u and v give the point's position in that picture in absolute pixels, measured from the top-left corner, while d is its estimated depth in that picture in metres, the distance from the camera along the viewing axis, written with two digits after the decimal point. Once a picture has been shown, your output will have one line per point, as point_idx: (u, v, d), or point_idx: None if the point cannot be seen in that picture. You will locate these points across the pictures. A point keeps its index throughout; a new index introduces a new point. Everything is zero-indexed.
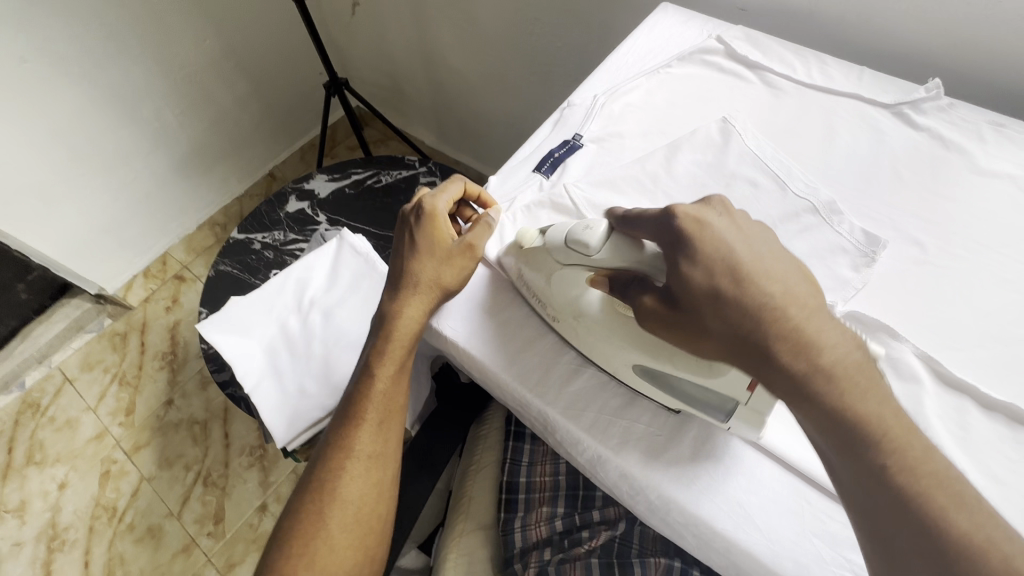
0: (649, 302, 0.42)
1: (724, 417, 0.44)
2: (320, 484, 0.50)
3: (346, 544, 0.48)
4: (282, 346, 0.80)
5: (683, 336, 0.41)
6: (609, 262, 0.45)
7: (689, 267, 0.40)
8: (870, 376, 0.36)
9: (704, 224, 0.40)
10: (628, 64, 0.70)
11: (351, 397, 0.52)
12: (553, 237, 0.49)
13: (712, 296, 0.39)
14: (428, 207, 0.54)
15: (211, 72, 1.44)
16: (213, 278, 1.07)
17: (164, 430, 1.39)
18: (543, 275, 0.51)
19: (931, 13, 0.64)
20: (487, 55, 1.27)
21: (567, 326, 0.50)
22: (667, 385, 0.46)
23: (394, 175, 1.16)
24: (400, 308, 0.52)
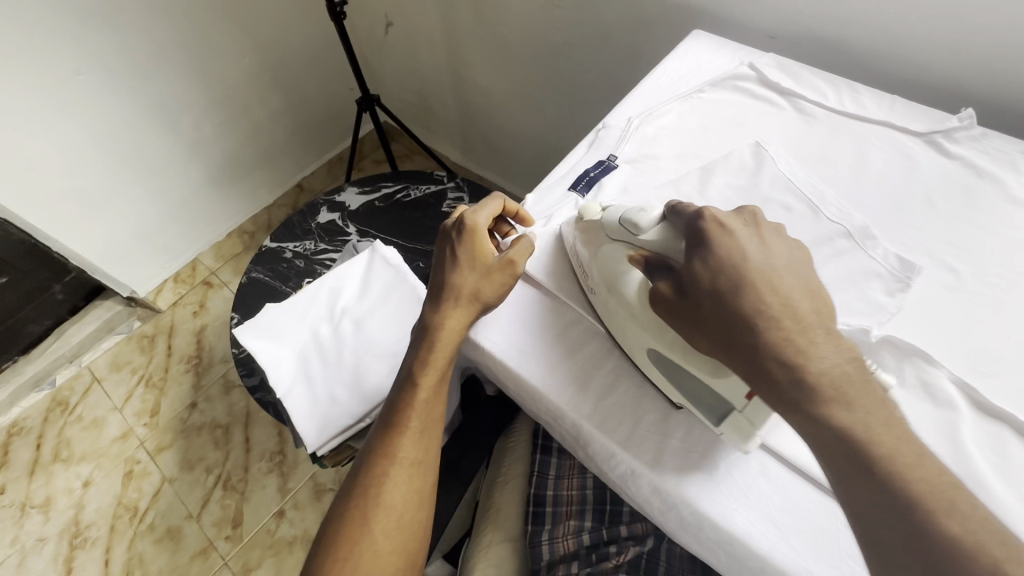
0: (663, 288, 0.45)
1: (716, 420, 0.45)
2: (362, 489, 0.51)
3: (389, 549, 0.49)
4: (314, 353, 0.82)
5: (684, 324, 0.44)
6: (654, 244, 0.49)
7: (700, 263, 0.43)
8: (865, 391, 0.38)
9: (727, 228, 0.44)
10: (661, 88, 0.72)
11: (393, 405, 0.54)
12: (611, 214, 0.52)
13: (717, 294, 0.42)
14: (470, 223, 0.56)
15: (249, 86, 1.50)
16: (245, 285, 1.10)
17: (186, 433, 1.41)
18: (592, 248, 0.54)
19: (962, 46, 0.65)
20: (516, 75, 1.31)
21: (600, 299, 0.52)
22: (685, 387, 0.46)
23: (423, 190, 1.19)
24: (442, 320, 0.54)
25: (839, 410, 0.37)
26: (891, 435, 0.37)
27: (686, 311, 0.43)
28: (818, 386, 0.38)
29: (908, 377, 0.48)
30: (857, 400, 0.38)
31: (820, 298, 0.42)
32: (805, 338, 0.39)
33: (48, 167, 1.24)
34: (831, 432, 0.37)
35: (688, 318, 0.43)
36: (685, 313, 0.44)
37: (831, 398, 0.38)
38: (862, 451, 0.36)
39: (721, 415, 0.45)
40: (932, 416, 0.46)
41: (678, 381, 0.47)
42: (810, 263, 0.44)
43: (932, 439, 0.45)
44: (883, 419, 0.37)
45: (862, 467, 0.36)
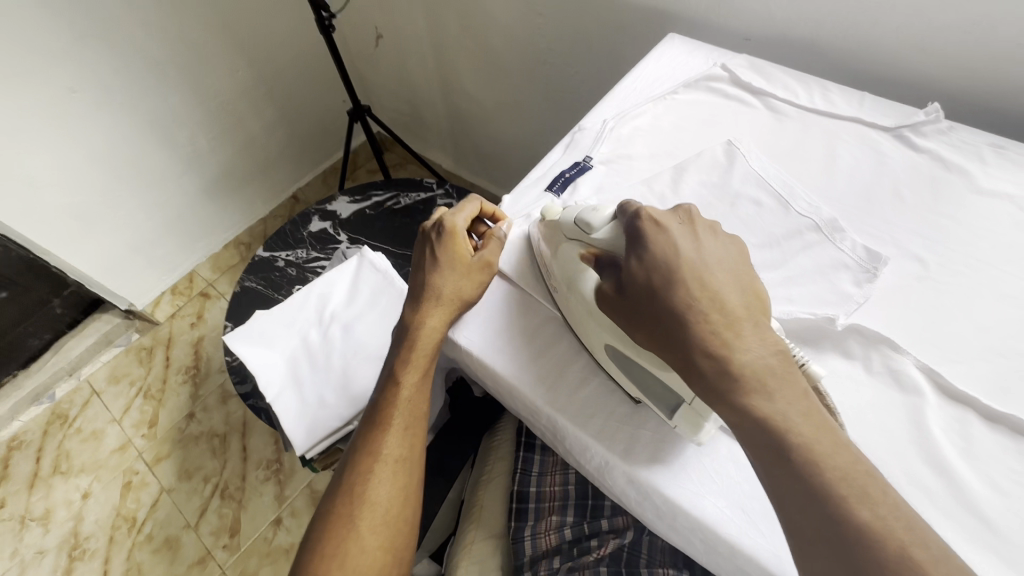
0: (607, 289, 0.48)
1: (669, 411, 0.46)
2: (348, 487, 0.52)
3: (376, 545, 0.50)
4: (303, 358, 0.83)
5: (624, 320, 0.46)
6: (605, 242, 0.50)
7: (635, 263, 0.45)
8: (786, 380, 0.39)
9: (657, 227, 0.46)
10: (636, 90, 0.74)
11: (377, 403, 0.55)
12: (566, 217, 0.53)
13: (648, 291, 0.44)
14: (449, 225, 0.58)
15: (242, 100, 1.52)
16: (239, 294, 1.11)
17: (184, 443, 1.42)
18: (553, 247, 0.54)
19: (927, 43, 0.67)
20: (503, 82, 1.33)
21: (562, 296, 0.53)
22: (633, 373, 0.48)
23: (413, 197, 1.21)
24: (422, 319, 0.55)
25: (759, 401, 0.38)
26: (811, 424, 0.37)
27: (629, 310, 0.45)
28: (739, 376, 0.39)
29: (874, 365, 0.49)
30: (778, 391, 0.39)
31: (751, 292, 0.44)
32: (732, 331, 0.41)
33: (46, 183, 1.27)
34: (743, 404, 0.39)
35: (630, 317, 0.45)
36: (626, 311, 0.46)
37: (751, 389, 0.39)
38: (778, 439, 0.37)
39: (673, 407, 0.46)
40: (898, 403, 0.47)
41: (643, 387, 0.48)
42: (744, 262, 0.46)
43: (899, 425, 0.46)
44: (807, 410, 0.38)
45: (784, 454, 0.37)
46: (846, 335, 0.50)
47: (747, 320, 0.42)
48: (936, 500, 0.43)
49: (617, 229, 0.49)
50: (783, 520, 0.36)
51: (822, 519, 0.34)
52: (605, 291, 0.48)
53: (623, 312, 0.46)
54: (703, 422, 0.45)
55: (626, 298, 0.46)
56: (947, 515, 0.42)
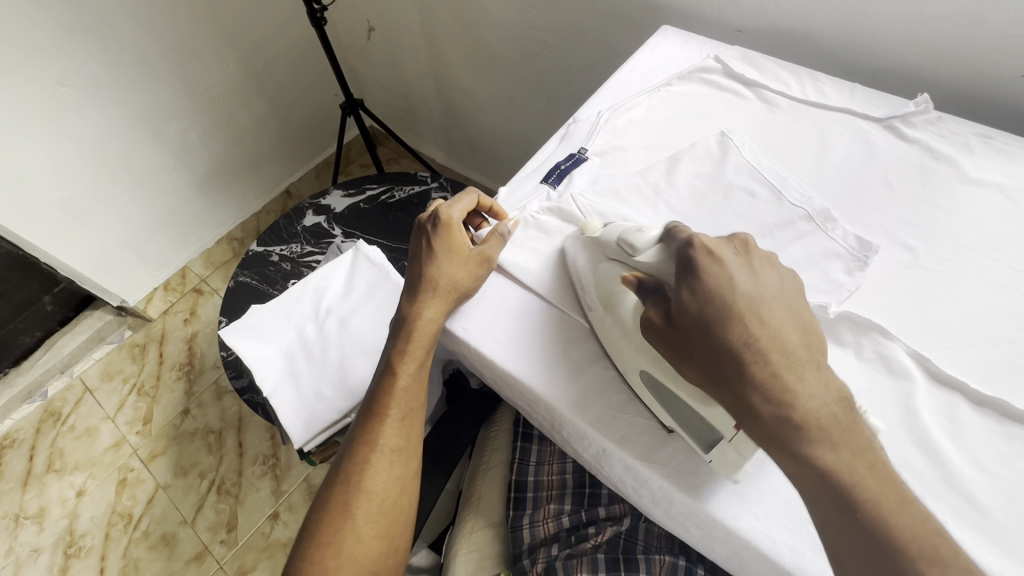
0: (653, 318, 0.46)
1: (706, 447, 0.45)
2: (346, 477, 0.53)
3: (372, 532, 0.51)
4: (300, 351, 0.84)
5: (677, 356, 0.44)
6: (651, 265, 0.48)
7: (689, 295, 0.43)
8: (849, 427, 0.38)
9: (712, 259, 0.43)
10: (630, 83, 0.74)
11: (373, 394, 0.55)
12: (609, 237, 0.54)
13: (703, 326, 0.42)
14: (446, 218, 0.58)
15: (233, 94, 1.51)
16: (233, 289, 1.11)
17: (179, 439, 1.42)
18: (592, 266, 0.55)
19: (916, 34, 0.67)
20: (497, 76, 1.33)
21: (598, 318, 0.53)
22: (668, 399, 0.47)
23: (407, 191, 1.21)
24: (418, 310, 0.56)
25: (824, 452, 0.38)
26: (874, 475, 0.37)
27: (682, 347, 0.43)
28: (804, 427, 0.38)
29: (865, 350, 0.50)
30: (842, 441, 0.38)
31: (807, 331, 0.42)
32: (793, 374, 0.39)
33: (36, 178, 1.25)
34: (805, 455, 0.38)
35: (683, 353, 0.43)
36: (680, 346, 0.43)
37: (814, 438, 0.38)
38: (841, 494, 0.37)
39: (711, 442, 0.45)
40: (889, 388, 0.48)
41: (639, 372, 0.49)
42: (798, 298, 0.44)
43: (890, 410, 0.47)
44: (870, 464, 0.38)
45: (847, 508, 0.37)
46: (837, 322, 0.51)
47: (807, 363, 0.40)
48: (925, 482, 0.44)
49: (667, 255, 0.47)
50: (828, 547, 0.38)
51: (871, 560, 0.36)
52: (651, 321, 0.45)
53: (676, 348, 0.43)
54: (743, 464, 0.43)
55: (680, 333, 0.43)
56: (935, 495, 0.43)
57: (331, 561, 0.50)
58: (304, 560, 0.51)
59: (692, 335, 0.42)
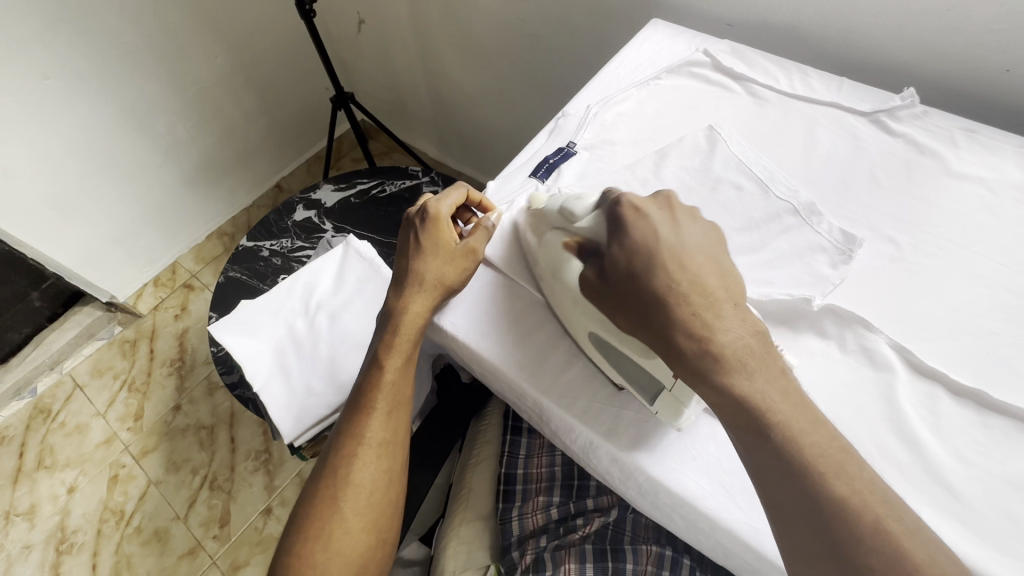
0: (591, 276, 0.49)
1: (650, 399, 0.48)
2: (333, 471, 0.53)
3: (360, 525, 0.52)
4: (290, 347, 0.84)
5: (616, 307, 0.47)
6: (588, 230, 0.52)
7: (617, 249, 0.47)
8: (761, 358, 0.41)
9: (637, 215, 0.47)
10: (619, 76, 0.74)
11: (360, 388, 0.55)
12: (550, 207, 0.56)
13: (630, 276, 0.45)
14: (433, 213, 0.58)
15: (222, 88, 1.50)
16: (223, 284, 1.10)
17: (171, 435, 1.42)
18: (538, 237, 0.57)
19: (903, 28, 0.68)
20: (487, 69, 1.32)
21: (548, 285, 0.55)
22: (615, 359, 0.50)
23: (398, 185, 1.20)
24: (405, 305, 0.56)
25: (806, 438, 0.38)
26: (793, 405, 0.39)
27: (619, 297, 0.46)
28: (720, 358, 0.41)
29: (848, 343, 0.50)
30: (757, 370, 0.40)
31: (728, 275, 0.45)
32: (711, 313, 0.42)
33: (21, 172, 1.24)
34: (725, 386, 0.40)
35: (620, 303, 0.46)
36: (620, 295, 0.46)
37: (731, 369, 0.41)
38: (760, 420, 0.39)
39: (654, 393, 0.48)
40: (871, 380, 0.48)
41: (609, 356, 0.50)
42: (721, 246, 0.47)
43: (872, 401, 0.48)
44: (783, 390, 0.40)
45: (764, 433, 0.39)
46: (822, 316, 0.51)
47: (726, 303, 0.43)
48: (906, 471, 0.44)
49: (599, 218, 0.51)
50: (761, 492, 0.39)
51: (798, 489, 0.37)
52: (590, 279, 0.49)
53: (616, 300, 0.47)
54: (682, 409, 0.47)
55: (615, 282, 0.47)
56: (915, 484, 0.44)
57: (320, 554, 0.51)
58: (294, 554, 0.51)
59: (627, 284, 0.46)
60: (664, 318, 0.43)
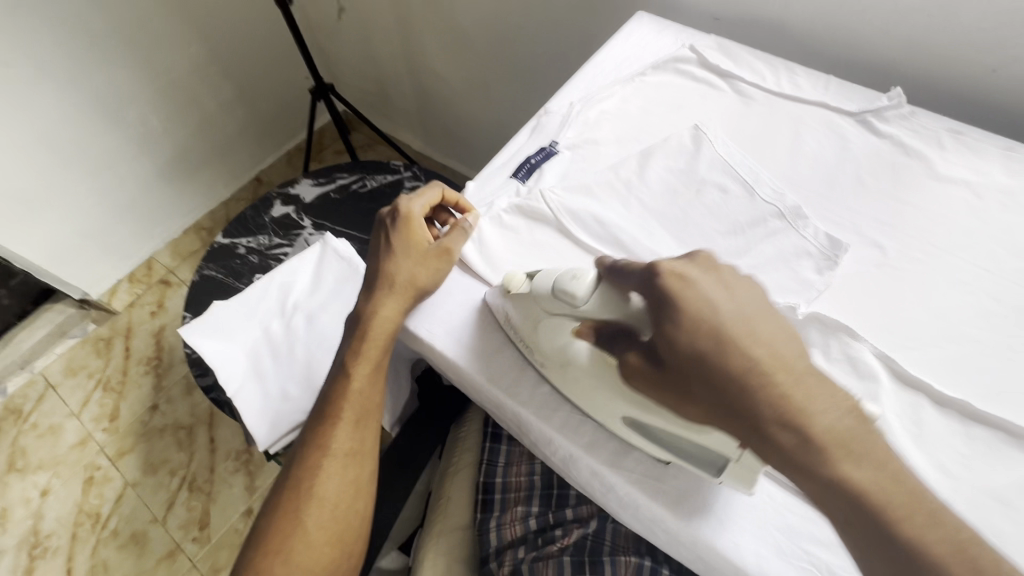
0: (635, 362, 0.41)
1: (716, 472, 0.42)
2: (298, 481, 0.52)
3: (323, 538, 0.51)
4: (265, 349, 0.81)
5: (670, 397, 0.39)
6: (597, 314, 0.43)
7: (672, 330, 0.37)
8: (866, 435, 0.34)
9: (680, 288, 0.38)
10: (604, 72, 0.72)
11: (328, 397, 0.55)
12: (543, 284, 0.47)
13: (696, 360, 0.36)
14: (406, 213, 0.57)
15: (197, 77, 1.45)
16: (198, 282, 1.07)
17: (148, 436, 1.38)
18: (534, 318, 0.49)
19: (890, 25, 0.66)
20: (471, 61, 1.29)
21: (555, 371, 0.49)
22: (656, 436, 0.44)
23: (379, 180, 1.17)
24: (373, 310, 0.55)
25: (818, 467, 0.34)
26: (903, 489, 0.33)
27: (674, 388, 0.38)
28: (825, 449, 0.33)
29: (832, 351, 0.49)
30: (863, 453, 0.34)
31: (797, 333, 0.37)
32: (801, 391, 0.34)
33: None
34: (831, 480, 0.33)
35: (674, 396, 0.39)
36: (673, 388, 0.39)
37: (836, 457, 0.33)
38: (879, 520, 0.32)
39: (718, 466, 0.42)
40: (855, 390, 0.48)
41: (647, 435, 0.45)
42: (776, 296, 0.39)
43: None
44: (891, 472, 0.33)
45: (885, 533, 0.32)
46: (807, 324, 0.50)
47: (809, 374, 0.35)
48: None
49: (630, 290, 0.41)
50: None
51: None
52: (633, 367, 0.41)
53: (667, 391, 0.39)
54: (755, 476, 0.40)
55: (669, 372, 0.38)
56: None
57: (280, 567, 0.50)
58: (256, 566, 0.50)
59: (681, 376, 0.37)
60: (729, 411, 0.36)
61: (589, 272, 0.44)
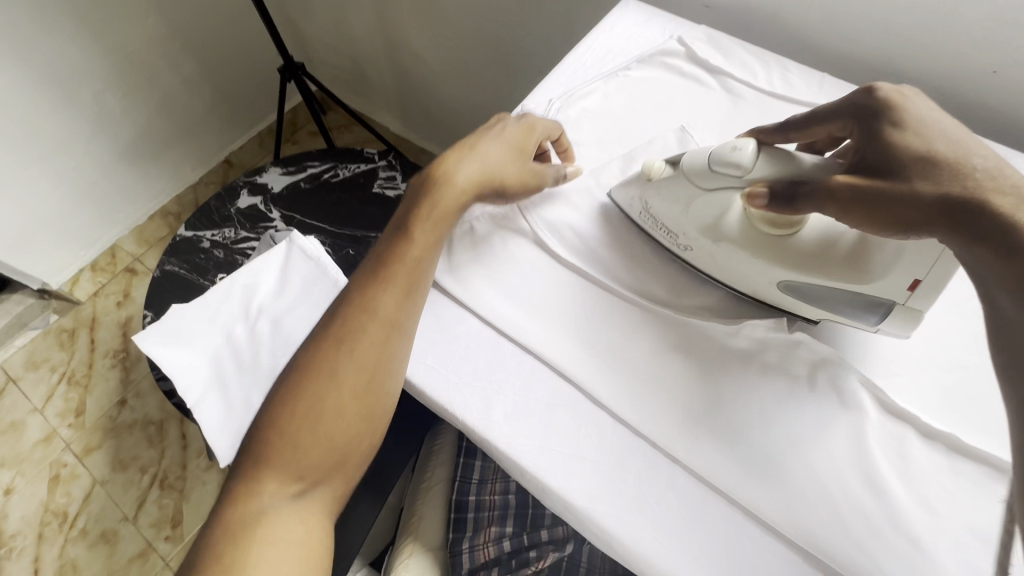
0: (841, 180, 0.41)
1: (877, 319, 0.46)
2: (338, 330, 0.48)
3: (353, 409, 0.46)
4: (228, 357, 0.77)
5: (867, 213, 0.40)
6: (769, 174, 0.45)
7: (895, 131, 0.41)
8: None
9: (904, 101, 0.43)
10: (585, 66, 0.67)
11: (381, 263, 0.51)
12: (694, 161, 0.48)
13: (922, 159, 0.39)
14: (526, 118, 0.57)
15: (155, 53, 1.35)
16: (159, 279, 1.01)
17: (117, 432, 1.34)
18: (680, 199, 0.50)
19: (890, 21, 0.62)
20: (452, 41, 1.22)
21: (702, 252, 0.51)
22: (816, 296, 0.47)
23: (352, 169, 1.12)
24: (447, 180, 0.52)
25: None
26: None
27: (880, 198, 0.39)
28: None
29: (819, 382, 0.47)
30: None
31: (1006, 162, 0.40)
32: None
33: None
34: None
35: (878, 206, 0.40)
36: (881, 193, 0.39)
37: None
38: None
39: (884, 313, 0.46)
40: (841, 421, 0.45)
41: (809, 297, 0.48)
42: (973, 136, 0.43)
43: (840, 443, 0.45)
44: None
45: None
46: (792, 352, 0.48)
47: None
48: (874, 523, 0.42)
49: (838, 126, 0.46)
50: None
51: None
52: (834, 188, 0.41)
53: (877, 207, 0.40)
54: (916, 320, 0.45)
55: (877, 174, 0.41)
56: (881, 539, 0.41)
57: (301, 419, 0.45)
58: (276, 430, 0.46)
59: (894, 178, 0.39)
60: (936, 201, 0.37)
61: (751, 142, 0.45)
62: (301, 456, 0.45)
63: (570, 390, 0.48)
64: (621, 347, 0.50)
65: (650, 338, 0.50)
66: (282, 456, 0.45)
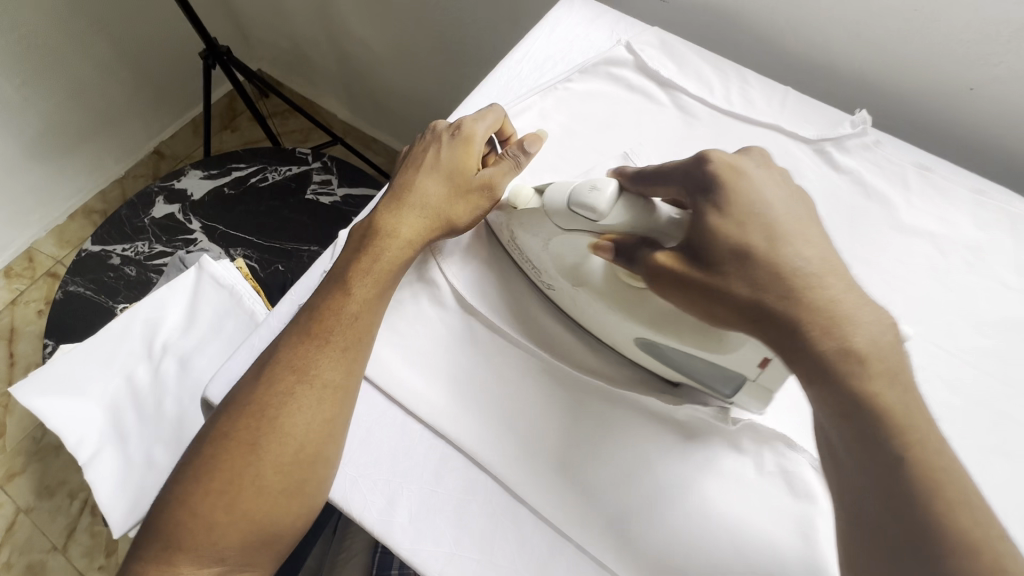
0: (665, 259, 0.36)
1: (728, 391, 0.40)
2: (258, 406, 0.39)
3: (282, 483, 0.38)
4: (128, 403, 0.69)
5: (685, 300, 0.36)
6: (622, 224, 0.39)
7: (717, 218, 0.35)
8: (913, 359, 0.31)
9: (738, 174, 0.36)
10: (521, 75, 0.59)
11: (315, 308, 0.43)
12: (554, 198, 0.42)
13: (739, 255, 0.34)
14: (464, 128, 0.49)
15: (58, 35, 1.18)
16: (61, 302, 0.91)
17: (42, 455, 1.24)
18: (540, 236, 0.45)
19: (863, 29, 0.55)
20: (394, 24, 1.10)
21: (564, 295, 0.46)
22: (672, 362, 0.42)
23: (282, 172, 1.00)
24: (389, 223, 0.46)
25: None
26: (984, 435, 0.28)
27: (697, 286, 0.35)
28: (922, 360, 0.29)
29: (766, 464, 0.41)
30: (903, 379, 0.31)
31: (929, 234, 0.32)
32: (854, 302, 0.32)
33: None
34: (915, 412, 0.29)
35: (692, 292, 0.35)
36: (690, 278, 0.35)
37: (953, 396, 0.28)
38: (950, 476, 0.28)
39: (733, 385, 0.39)
40: (787, 510, 0.39)
41: (664, 360, 0.42)
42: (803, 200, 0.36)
43: (788, 540, 0.39)
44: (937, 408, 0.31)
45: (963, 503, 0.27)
46: (740, 435, 0.41)
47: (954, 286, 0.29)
48: None
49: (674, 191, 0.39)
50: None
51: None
52: (656, 265, 0.36)
53: (691, 295, 0.35)
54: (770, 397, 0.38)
55: (694, 258, 0.35)
56: None
57: (220, 513, 0.37)
58: (185, 507, 0.37)
59: (712, 269, 0.34)
60: (746, 303, 0.33)
61: (613, 182, 0.39)
62: (219, 537, 0.37)
63: (485, 479, 0.42)
64: (544, 426, 0.43)
65: (574, 411, 0.43)
66: (197, 537, 0.37)
